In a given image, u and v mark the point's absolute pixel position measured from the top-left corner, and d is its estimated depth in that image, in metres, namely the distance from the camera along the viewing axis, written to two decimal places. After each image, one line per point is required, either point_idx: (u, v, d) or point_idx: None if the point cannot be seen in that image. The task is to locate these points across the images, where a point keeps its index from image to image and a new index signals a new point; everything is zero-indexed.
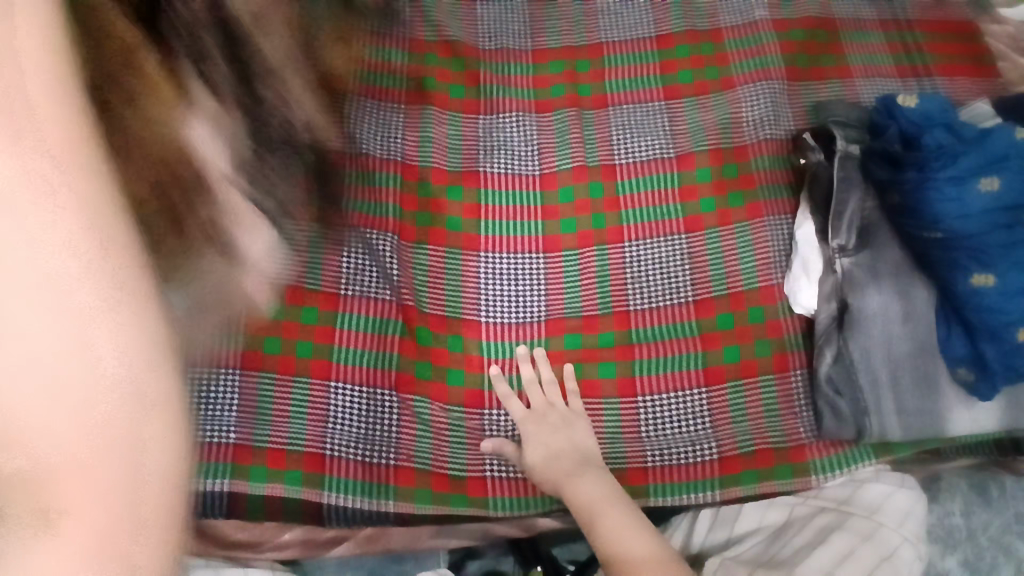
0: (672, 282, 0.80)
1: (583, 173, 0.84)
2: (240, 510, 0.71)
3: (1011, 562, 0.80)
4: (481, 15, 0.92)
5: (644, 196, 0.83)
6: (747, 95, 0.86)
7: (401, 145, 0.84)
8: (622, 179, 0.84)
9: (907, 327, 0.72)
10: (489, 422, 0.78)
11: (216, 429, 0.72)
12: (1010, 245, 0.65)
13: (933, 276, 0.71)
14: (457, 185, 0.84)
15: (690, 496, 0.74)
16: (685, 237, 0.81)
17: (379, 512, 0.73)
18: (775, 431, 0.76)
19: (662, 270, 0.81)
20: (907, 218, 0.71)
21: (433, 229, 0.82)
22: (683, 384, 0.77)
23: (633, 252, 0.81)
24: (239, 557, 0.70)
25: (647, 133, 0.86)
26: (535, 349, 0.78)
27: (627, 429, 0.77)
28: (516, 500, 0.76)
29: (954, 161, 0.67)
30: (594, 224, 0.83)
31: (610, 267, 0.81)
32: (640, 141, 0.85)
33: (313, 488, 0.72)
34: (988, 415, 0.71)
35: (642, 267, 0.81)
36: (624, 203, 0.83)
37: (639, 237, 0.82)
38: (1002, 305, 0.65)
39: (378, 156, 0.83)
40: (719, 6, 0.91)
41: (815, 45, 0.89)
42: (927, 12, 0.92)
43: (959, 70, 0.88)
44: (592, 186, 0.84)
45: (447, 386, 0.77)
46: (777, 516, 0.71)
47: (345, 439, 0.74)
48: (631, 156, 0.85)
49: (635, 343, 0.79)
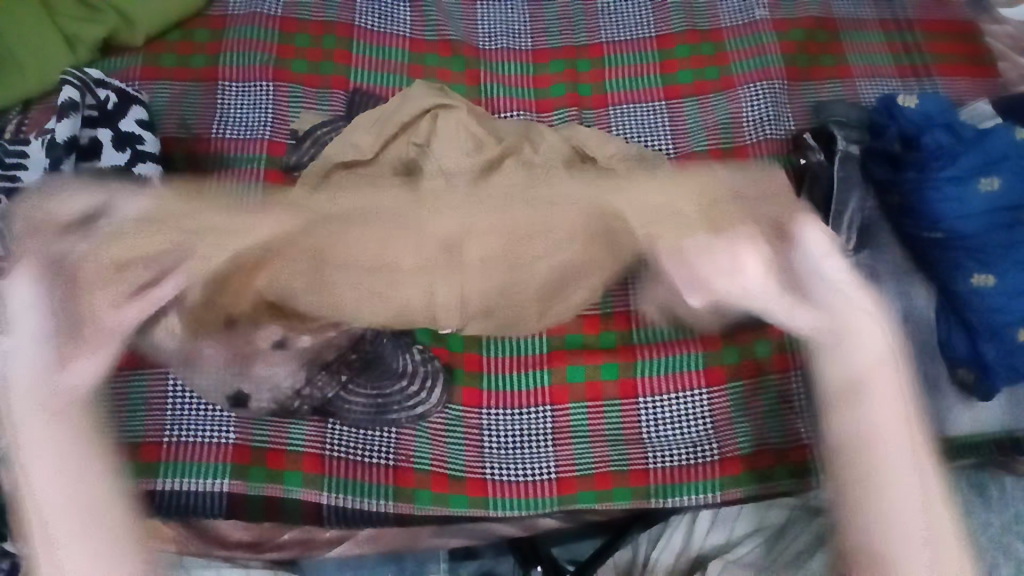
0: (680, 397, 0.78)
1: (572, 75, 0.89)
2: (239, 510, 0.72)
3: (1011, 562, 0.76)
4: (481, 18, 0.93)
5: (625, 69, 0.89)
6: (747, 94, 0.86)
7: (272, 120, 0.84)
8: (610, 80, 0.89)
9: (907, 325, 0.72)
10: (488, 422, 0.79)
11: (216, 430, 0.74)
12: (1010, 245, 0.66)
13: (934, 275, 0.71)
14: (458, 339, 0.80)
15: (691, 498, 0.75)
16: (706, 393, 0.78)
17: (378, 513, 0.74)
18: (743, 437, 0.77)
19: (675, 420, 0.78)
20: (907, 219, 0.71)
21: (468, 356, 0.80)
22: (684, 384, 0.78)
23: (646, 408, 0.78)
24: (239, 556, 0.75)
25: (625, 21, 0.92)
26: (535, 387, 0.79)
27: (627, 430, 0.78)
28: (517, 501, 0.76)
29: (954, 161, 0.67)
30: (603, 344, 0.80)
31: (622, 424, 0.78)
32: (621, 35, 0.91)
33: (312, 488, 0.74)
34: (990, 412, 0.71)
35: (659, 421, 0.78)
36: (608, 74, 0.89)
37: (656, 391, 0.79)
38: (1003, 304, 0.66)
39: (257, 137, 0.83)
40: (719, 6, 0.92)
41: (815, 45, 0.88)
42: (926, 12, 0.91)
43: (961, 70, 0.87)
44: (581, 62, 0.90)
45: (448, 385, 0.79)
46: (777, 517, 0.77)
47: (346, 441, 0.76)
48: (616, 35, 0.91)
49: (638, 377, 0.79)
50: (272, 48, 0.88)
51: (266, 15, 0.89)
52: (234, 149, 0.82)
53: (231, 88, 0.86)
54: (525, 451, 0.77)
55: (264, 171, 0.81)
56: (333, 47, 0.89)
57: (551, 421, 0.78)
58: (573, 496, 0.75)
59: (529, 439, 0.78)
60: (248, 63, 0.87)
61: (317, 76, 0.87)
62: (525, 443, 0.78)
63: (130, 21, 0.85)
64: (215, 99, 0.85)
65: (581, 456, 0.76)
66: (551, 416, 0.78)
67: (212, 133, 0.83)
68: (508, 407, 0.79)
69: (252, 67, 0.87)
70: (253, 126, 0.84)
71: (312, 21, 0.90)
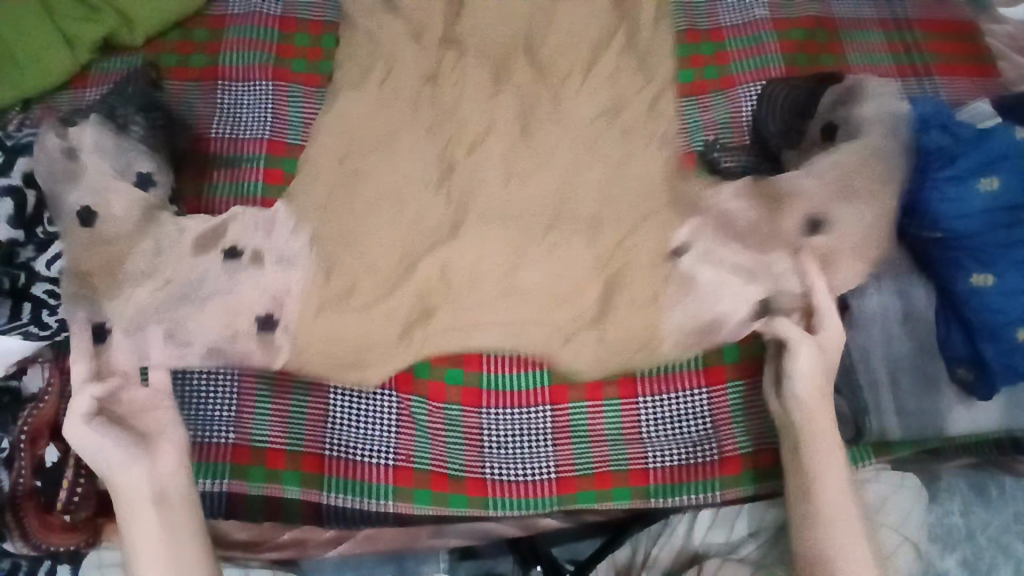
0: (681, 399, 0.78)
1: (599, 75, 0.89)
2: (239, 509, 0.73)
3: (1010, 561, 0.77)
4: None
5: None
6: (747, 95, 0.86)
7: (271, 120, 0.84)
8: None
9: (906, 327, 0.73)
10: (488, 422, 0.78)
11: (217, 430, 0.74)
12: (1008, 245, 0.67)
13: (933, 276, 0.72)
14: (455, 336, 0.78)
15: (690, 498, 0.76)
16: (707, 393, 0.77)
17: (379, 512, 0.74)
18: (743, 437, 0.76)
19: (676, 422, 0.77)
20: (907, 218, 0.71)
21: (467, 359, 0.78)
22: (683, 384, 0.78)
23: (647, 408, 0.77)
24: (239, 556, 0.74)
25: None
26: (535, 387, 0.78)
27: (627, 430, 0.77)
28: (517, 500, 0.76)
29: (952, 162, 0.69)
30: None
31: (622, 423, 0.77)
32: None
33: (312, 488, 0.74)
34: (988, 415, 0.71)
35: (658, 423, 0.77)
36: None
37: (656, 391, 0.78)
38: (1002, 304, 0.66)
39: (255, 135, 0.83)
40: (719, 5, 0.91)
41: (816, 45, 0.88)
42: (927, 11, 0.91)
43: (960, 70, 0.87)
44: None
45: (446, 385, 0.78)
46: (777, 514, 0.76)
47: (344, 440, 0.75)
48: None
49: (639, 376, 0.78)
50: (271, 48, 0.88)
51: (266, 14, 0.89)
52: (234, 149, 0.83)
53: (230, 87, 0.86)
54: (526, 451, 0.77)
55: (264, 169, 0.82)
56: (331, 47, 0.88)
57: (551, 421, 0.77)
58: (573, 496, 0.76)
59: (529, 439, 0.77)
60: (248, 63, 0.87)
61: (317, 75, 0.87)
62: (524, 443, 0.77)
63: (130, 21, 0.85)
64: (213, 100, 0.85)
65: (581, 456, 0.76)
66: (551, 416, 0.77)
67: (213, 133, 0.84)
68: (508, 406, 0.78)
69: (252, 66, 0.87)
70: (252, 125, 0.84)
71: (311, 20, 0.89)
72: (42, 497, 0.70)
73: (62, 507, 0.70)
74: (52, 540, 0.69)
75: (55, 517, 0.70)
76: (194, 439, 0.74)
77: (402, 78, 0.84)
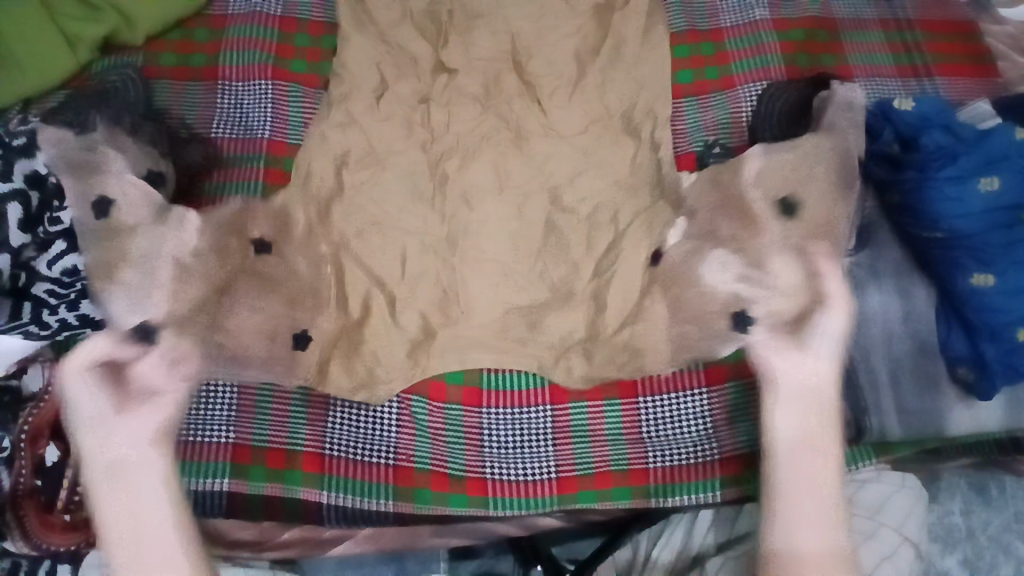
0: (681, 399, 0.78)
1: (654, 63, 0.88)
2: (239, 509, 0.72)
3: (1011, 561, 0.77)
4: None
5: None
6: (747, 94, 0.86)
7: (271, 119, 0.85)
8: None
9: (907, 326, 0.73)
10: (489, 422, 0.78)
11: (217, 430, 0.74)
12: (1008, 244, 0.67)
13: (934, 274, 0.71)
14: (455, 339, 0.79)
15: (691, 498, 0.75)
16: (707, 393, 0.77)
17: (379, 512, 0.74)
18: (743, 436, 0.76)
19: (675, 421, 0.77)
20: (907, 218, 0.71)
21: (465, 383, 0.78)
22: (683, 384, 0.78)
23: (647, 408, 0.78)
24: (239, 556, 0.74)
25: None
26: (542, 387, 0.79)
27: (627, 430, 0.77)
28: (518, 500, 0.76)
29: (954, 161, 0.68)
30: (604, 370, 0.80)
31: (622, 423, 0.77)
32: None
33: (312, 487, 0.74)
34: (989, 415, 0.71)
35: (658, 423, 0.77)
36: None
37: (656, 391, 0.78)
38: (1002, 304, 0.66)
39: (255, 135, 0.84)
40: (719, 6, 0.91)
41: (816, 45, 0.88)
42: (926, 11, 0.91)
43: (963, 70, 0.87)
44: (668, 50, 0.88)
45: (447, 385, 0.78)
46: None
47: (345, 439, 0.75)
48: None
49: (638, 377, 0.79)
50: (271, 48, 0.88)
51: (265, 13, 0.89)
52: (235, 149, 0.83)
53: (230, 87, 0.86)
54: (525, 451, 0.77)
55: (265, 169, 0.82)
56: (330, 47, 0.89)
57: (551, 421, 0.78)
58: (573, 496, 0.75)
59: (529, 438, 0.77)
60: (248, 62, 0.87)
61: (317, 75, 0.87)
62: (524, 443, 0.77)
63: (130, 20, 0.85)
64: (214, 98, 0.85)
65: (581, 456, 0.76)
66: (551, 416, 0.78)
67: (213, 132, 0.84)
68: (508, 406, 0.78)
69: (251, 66, 0.87)
70: (252, 125, 0.84)
71: (311, 21, 0.90)
72: (42, 496, 0.70)
73: (62, 506, 0.70)
74: (51, 540, 0.69)
75: (56, 517, 0.70)
76: (194, 438, 0.73)
77: (404, 84, 0.85)
